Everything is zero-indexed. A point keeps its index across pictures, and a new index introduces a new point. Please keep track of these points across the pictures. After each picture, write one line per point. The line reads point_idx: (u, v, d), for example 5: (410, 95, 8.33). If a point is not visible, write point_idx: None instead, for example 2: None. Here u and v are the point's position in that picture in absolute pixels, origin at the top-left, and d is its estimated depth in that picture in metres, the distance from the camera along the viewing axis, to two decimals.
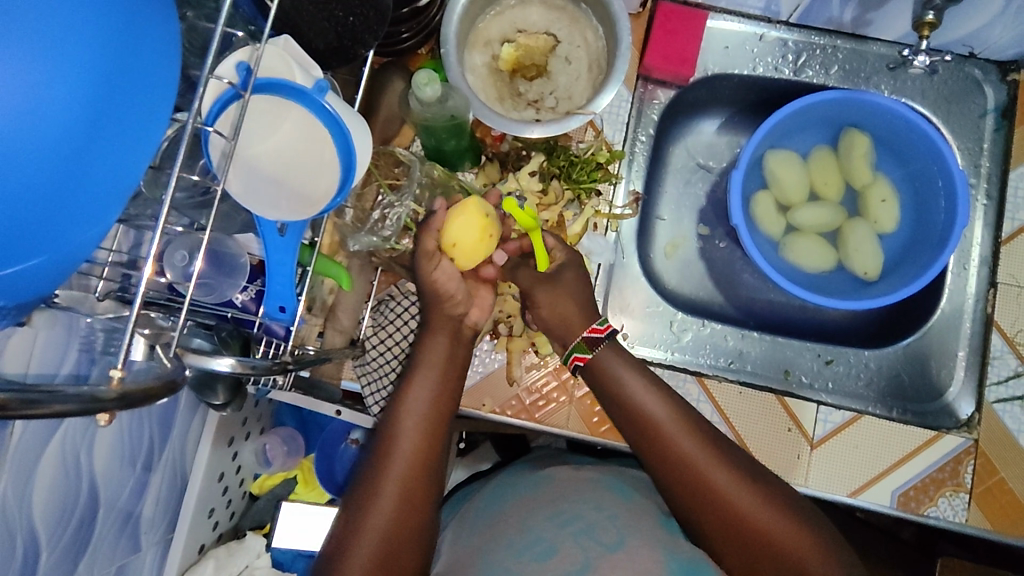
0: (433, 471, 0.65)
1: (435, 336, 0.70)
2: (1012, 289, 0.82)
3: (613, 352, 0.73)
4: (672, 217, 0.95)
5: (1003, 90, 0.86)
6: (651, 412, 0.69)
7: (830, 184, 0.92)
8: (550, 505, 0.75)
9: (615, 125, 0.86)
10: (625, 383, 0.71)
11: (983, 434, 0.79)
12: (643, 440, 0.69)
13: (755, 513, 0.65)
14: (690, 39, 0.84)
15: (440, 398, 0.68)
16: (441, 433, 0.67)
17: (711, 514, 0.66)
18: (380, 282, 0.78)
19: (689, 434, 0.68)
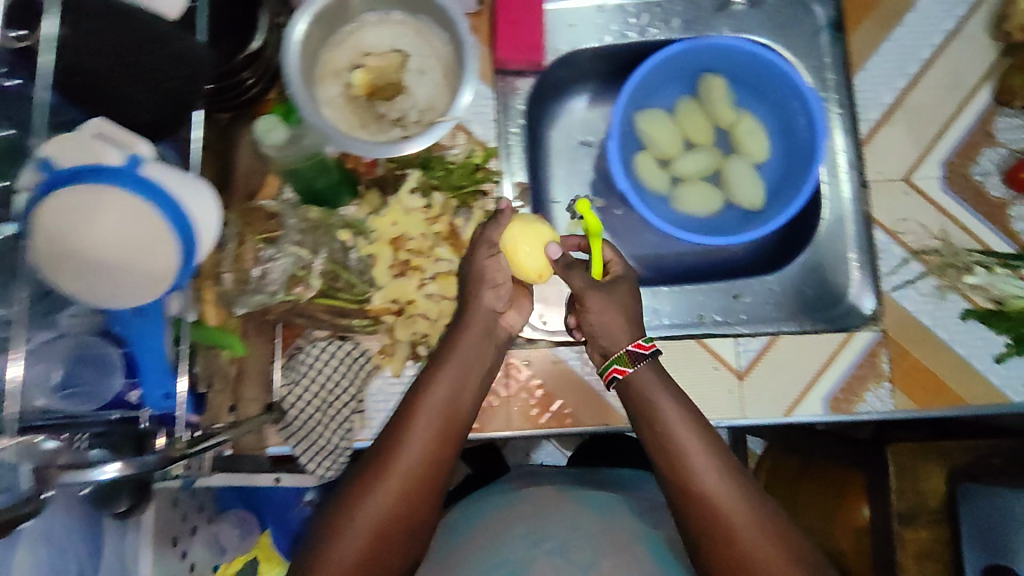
0: (423, 487, 0.66)
1: (467, 341, 0.73)
2: (883, 183, 0.86)
3: (652, 371, 0.74)
4: (566, 196, 0.98)
5: (829, 6, 0.91)
6: (667, 416, 0.71)
7: (700, 130, 0.97)
8: (525, 522, 0.86)
9: (484, 122, 0.86)
10: (656, 400, 0.72)
11: (888, 323, 0.84)
12: (649, 435, 0.72)
13: (728, 519, 0.66)
14: (534, 26, 0.86)
15: (452, 407, 0.70)
16: (443, 448, 0.68)
17: (688, 508, 0.68)
18: (283, 338, 0.77)
19: (696, 434, 0.70)
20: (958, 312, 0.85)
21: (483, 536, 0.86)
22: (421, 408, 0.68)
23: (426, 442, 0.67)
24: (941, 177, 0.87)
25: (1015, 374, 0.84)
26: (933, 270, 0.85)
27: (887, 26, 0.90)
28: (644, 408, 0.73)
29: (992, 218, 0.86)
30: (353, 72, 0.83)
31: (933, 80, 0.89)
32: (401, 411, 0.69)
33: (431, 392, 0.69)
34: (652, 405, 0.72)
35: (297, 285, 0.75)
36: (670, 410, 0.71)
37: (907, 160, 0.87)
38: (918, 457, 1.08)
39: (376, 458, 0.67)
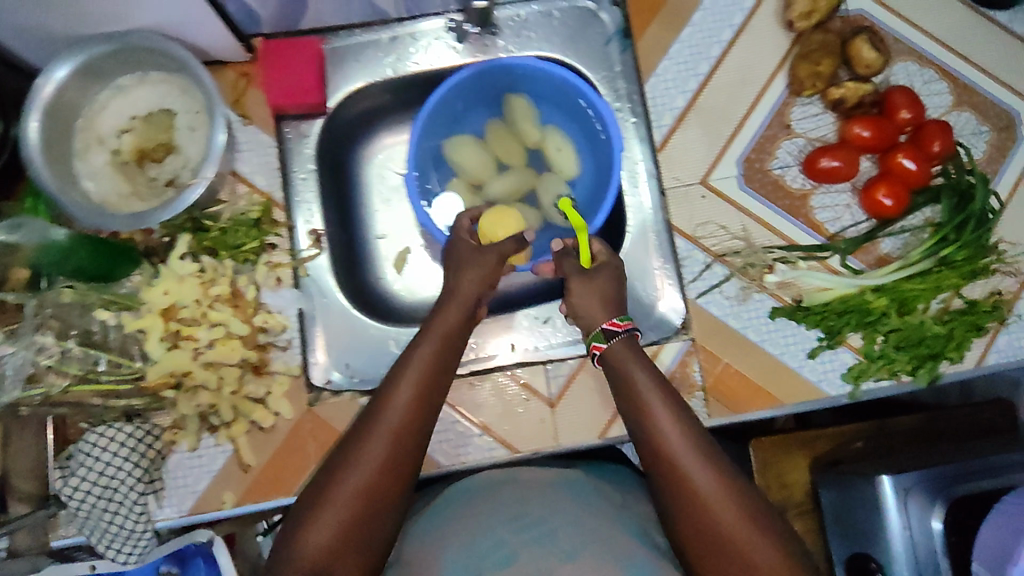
0: (404, 462, 0.62)
1: (432, 321, 0.71)
2: (679, 190, 0.86)
3: (628, 344, 0.71)
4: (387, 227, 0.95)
5: (616, 12, 0.89)
6: (638, 381, 0.68)
7: (510, 150, 0.95)
8: (514, 508, 0.69)
9: (267, 172, 0.85)
10: (630, 370, 0.69)
11: (696, 330, 0.84)
12: (625, 398, 0.68)
13: (698, 478, 0.61)
14: (305, 68, 0.84)
15: (430, 376, 0.66)
16: (424, 416, 0.64)
17: (658, 469, 0.63)
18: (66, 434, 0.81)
19: (659, 393, 0.66)
20: (766, 310, 0.84)
21: (468, 519, 0.69)
22: (404, 374, 0.66)
23: (406, 408, 0.63)
24: (739, 176, 0.86)
25: (828, 366, 0.84)
26: (736, 271, 0.84)
27: (673, 28, 0.89)
28: (622, 388, 0.69)
29: (794, 212, 0.85)
30: (120, 138, 0.81)
31: (724, 78, 0.88)
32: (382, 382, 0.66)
33: (409, 363, 0.67)
34: (628, 379, 0.68)
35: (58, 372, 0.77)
36: (645, 382, 0.67)
37: (703, 164, 0.86)
38: (780, 449, 1.08)
39: (350, 440, 0.62)
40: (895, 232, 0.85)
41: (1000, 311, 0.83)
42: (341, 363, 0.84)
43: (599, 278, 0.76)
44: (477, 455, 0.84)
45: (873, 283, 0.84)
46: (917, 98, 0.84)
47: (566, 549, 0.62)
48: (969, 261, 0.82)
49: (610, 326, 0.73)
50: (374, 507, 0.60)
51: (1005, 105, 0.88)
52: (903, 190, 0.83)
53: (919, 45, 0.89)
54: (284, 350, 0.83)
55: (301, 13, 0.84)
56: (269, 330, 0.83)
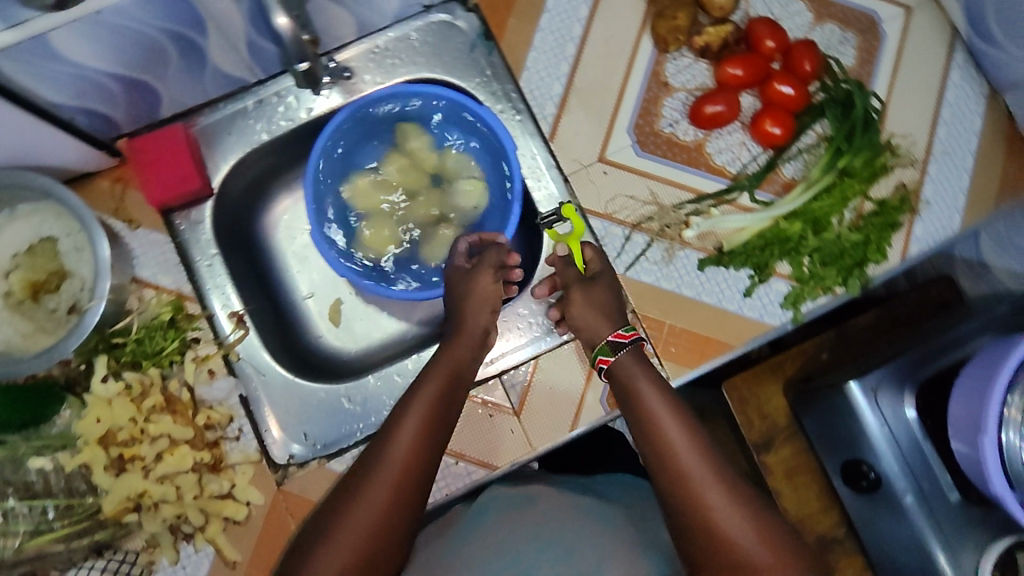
0: (406, 505, 0.61)
1: (454, 351, 0.75)
2: (581, 172, 0.87)
3: (632, 359, 0.73)
4: (308, 283, 0.93)
5: (473, 17, 0.90)
6: (645, 397, 0.69)
7: (410, 176, 0.93)
8: (530, 527, 0.68)
9: (170, 270, 0.82)
10: (638, 388, 0.70)
11: (636, 301, 0.84)
12: (635, 416, 0.69)
13: (709, 493, 0.61)
14: (177, 155, 0.81)
15: (443, 411, 0.69)
16: (431, 450, 0.65)
17: (674, 491, 0.63)
18: None
19: (667, 410, 0.67)
20: (694, 264, 0.85)
21: (494, 534, 0.68)
22: (415, 405, 0.68)
23: (419, 435, 0.65)
24: (633, 143, 0.87)
25: (766, 299, 0.84)
26: (655, 236, 0.85)
27: (531, 19, 0.90)
28: (632, 401, 0.70)
29: (693, 163, 0.87)
30: (8, 279, 0.77)
31: (593, 53, 0.89)
32: (392, 414, 0.68)
33: (424, 395, 0.69)
34: (635, 390, 0.70)
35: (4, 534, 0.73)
36: (651, 396, 0.69)
37: (596, 142, 0.87)
38: (755, 384, 1.06)
39: (355, 481, 0.62)
40: (792, 156, 0.87)
41: (909, 203, 0.85)
42: (298, 436, 0.79)
43: (595, 292, 0.78)
44: (457, 487, 0.80)
45: (784, 211, 0.85)
46: (778, 27, 0.86)
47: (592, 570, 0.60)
48: (867, 165, 0.84)
49: (616, 338, 0.74)
50: (390, 530, 0.60)
51: (864, 9, 0.91)
52: (786, 116, 0.85)
53: None
54: (237, 440, 0.78)
55: (161, 102, 0.82)
56: (216, 425, 0.78)
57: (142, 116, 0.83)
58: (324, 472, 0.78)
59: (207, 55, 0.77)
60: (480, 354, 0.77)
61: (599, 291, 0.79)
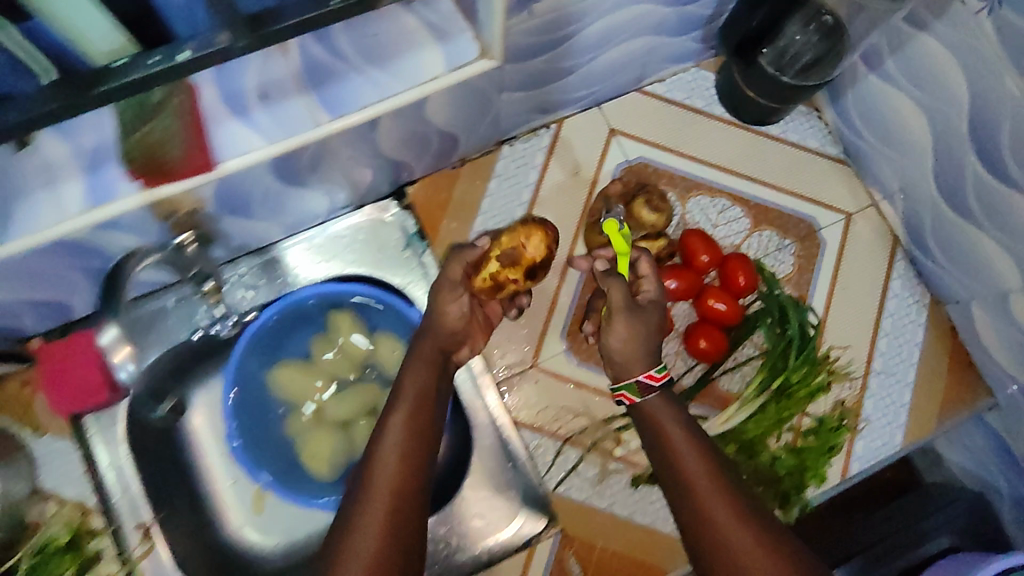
0: (408, 530, 0.60)
1: (408, 390, 0.70)
2: (510, 380, 0.84)
3: (663, 401, 0.71)
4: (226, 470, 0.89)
5: (407, 215, 0.89)
6: (674, 435, 0.68)
7: (342, 367, 0.92)
8: None
9: (77, 479, 0.80)
10: (666, 429, 0.69)
11: (564, 522, 0.81)
12: (650, 438, 0.70)
13: (714, 510, 0.61)
14: (88, 364, 0.77)
15: (411, 445, 0.65)
16: (417, 473, 0.63)
17: (686, 515, 0.63)
18: None
19: (679, 427, 0.69)
20: (627, 482, 0.82)
21: None
22: (394, 424, 0.67)
23: (395, 481, 0.62)
24: (565, 349, 0.85)
25: None
26: (588, 449, 0.82)
27: (466, 219, 0.89)
28: (662, 449, 0.68)
29: None
30: None
31: None
32: (364, 458, 0.65)
33: (388, 441, 0.65)
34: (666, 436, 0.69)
35: None
36: (683, 442, 0.67)
37: (527, 347, 0.85)
38: None
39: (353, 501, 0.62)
40: (730, 368, 0.85)
41: (848, 422, 0.83)
42: None
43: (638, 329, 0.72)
44: None
45: (718, 430, 0.82)
46: (713, 241, 0.85)
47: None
48: (804, 383, 0.82)
49: (646, 380, 0.71)
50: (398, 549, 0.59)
51: (805, 215, 0.89)
52: (720, 333, 0.83)
53: (703, 176, 0.90)
54: None
55: (75, 309, 0.80)
56: None
57: (58, 320, 0.81)
58: None
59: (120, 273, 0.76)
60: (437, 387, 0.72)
61: (645, 318, 0.73)
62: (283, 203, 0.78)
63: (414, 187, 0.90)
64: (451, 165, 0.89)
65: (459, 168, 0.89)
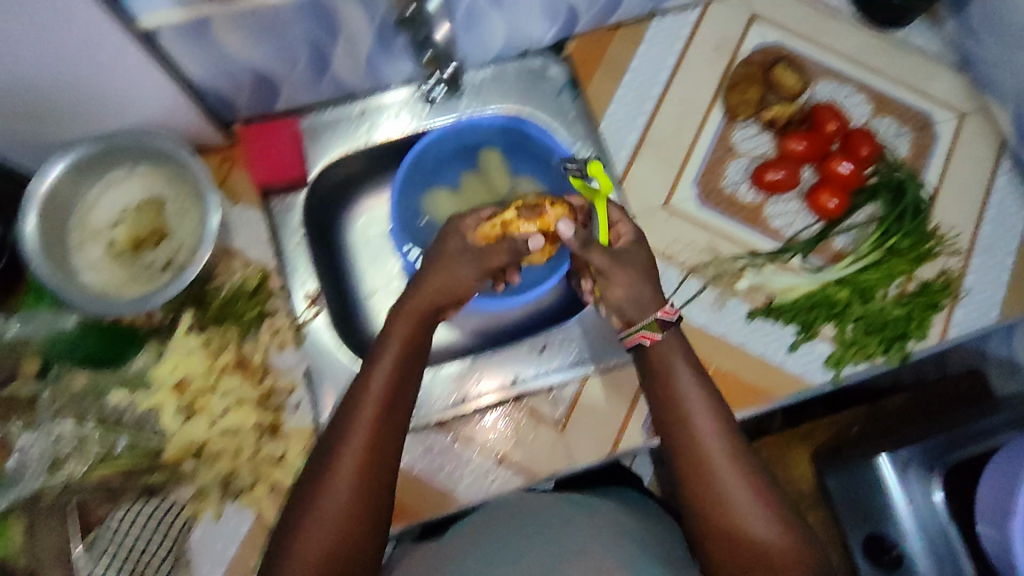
0: (380, 486, 0.63)
1: (388, 353, 0.69)
2: (645, 214, 0.93)
3: (676, 339, 0.73)
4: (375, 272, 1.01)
5: (564, 66, 0.99)
6: (681, 378, 0.71)
7: (485, 200, 1.01)
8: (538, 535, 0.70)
9: (259, 244, 0.88)
10: (677, 374, 0.71)
11: (684, 340, 0.88)
12: (657, 397, 0.71)
13: (721, 467, 0.66)
14: (288, 146, 0.90)
15: (392, 408, 0.66)
16: (394, 427, 0.66)
17: (685, 478, 0.67)
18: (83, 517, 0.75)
19: (696, 396, 0.70)
20: (743, 313, 0.90)
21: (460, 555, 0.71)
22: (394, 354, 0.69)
23: (373, 426, 0.65)
24: (695, 195, 0.94)
25: (809, 358, 0.89)
26: (709, 281, 0.90)
27: (614, 76, 0.97)
28: (671, 399, 0.70)
29: (751, 222, 0.93)
30: (113, 230, 0.84)
31: (669, 112, 0.96)
32: (345, 406, 0.66)
33: (372, 390, 0.66)
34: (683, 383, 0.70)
35: (65, 462, 0.73)
36: (693, 395, 0.70)
37: (663, 188, 0.94)
38: (785, 444, 1.16)
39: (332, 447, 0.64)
40: (845, 229, 0.93)
41: (951, 288, 0.90)
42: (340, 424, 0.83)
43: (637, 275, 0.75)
44: (494, 488, 0.85)
45: (834, 276, 0.90)
46: (841, 113, 0.94)
47: (573, 544, 0.67)
48: (914, 247, 0.90)
49: (663, 316, 0.73)
50: (371, 493, 0.63)
51: (921, 110, 0.99)
52: (843, 192, 0.92)
53: (833, 64, 0.99)
54: (296, 410, 0.82)
55: (280, 96, 0.90)
56: (279, 392, 0.82)
57: (257, 107, 0.91)
58: None
59: (331, 62, 0.86)
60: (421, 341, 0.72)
61: (634, 259, 0.77)
62: (472, 23, 0.88)
63: (576, 41, 0.99)
64: (608, 27, 0.99)
65: (614, 31, 0.99)
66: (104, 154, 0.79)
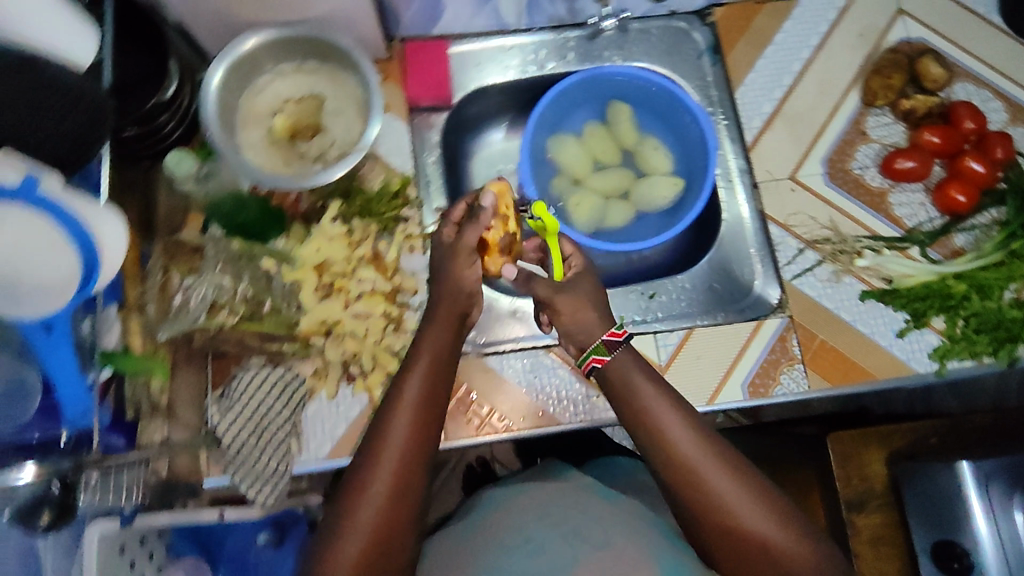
0: (409, 504, 0.63)
1: (413, 384, 0.66)
2: (771, 183, 0.94)
3: (628, 356, 0.73)
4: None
5: (707, 31, 1.02)
6: (647, 397, 0.70)
7: (607, 151, 1.03)
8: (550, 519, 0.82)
9: (401, 154, 0.93)
10: (638, 390, 0.71)
11: (794, 308, 0.90)
12: (649, 443, 0.69)
13: (716, 484, 0.67)
14: (440, 62, 0.95)
15: (417, 445, 0.64)
16: (425, 446, 0.65)
17: (700, 522, 0.68)
18: (215, 369, 0.81)
19: (687, 438, 0.68)
20: (856, 293, 0.90)
21: (491, 528, 0.84)
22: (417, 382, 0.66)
23: (404, 448, 0.63)
24: (823, 172, 0.95)
25: (916, 346, 0.89)
26: (827, 257, 0.91)
27: (759, 46, 1.00)
28: (646, 421, 0.70)
29: (875, 207, 0.94)
30: (274, 117, 0.88)
31: (805, 89, 0.98)
32: (367, 445, 0.65)
33: (394, 430, 0.64)
34: (647, 406, 0.70)
35: (220, 311, 0.76)
36: (677, 425, 0.69)
37: (792, 160, 0.95)
38: (861, 445, 1.12)
39: (353, 482, 0.63)
40: (966, 228, 0.94)
41: None
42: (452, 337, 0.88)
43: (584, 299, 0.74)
44: (591, 418, 0.87)
45: (954, 270, 0.91)
46: (980, 112, 0.94)
47: (599, 541, 0.78)
48: None
49: (611, 337, 0.73)
50: (404, 513, 0.63)
51: None
52: (976, 189, 0.91)
53: (976, 67, 1.00)
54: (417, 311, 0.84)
55: (442, 16, 0.95)
56: (404, 292, 0.85)
57: (417, 26, 0.96)
58: (482, 364, 0.88)
59: None
60: (444, 379, 0.68)
61: (584, 284, 0.76)
62: None
63: (721, 9, 1.01)
64: (755, 1, 1.02)
65: (761, 5, 1.01)
66: (288, 40, 0.84)
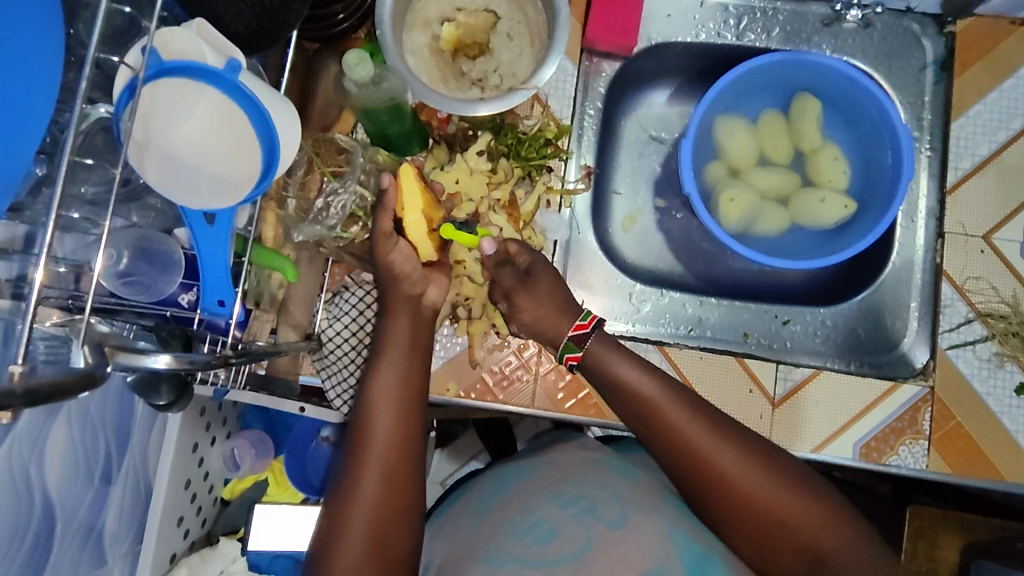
0: (406, 478, 0.63)
1: (393, 361, 0.66)
2: (959, 237, 0.83)
3: (604, 340, 0.73)
4: (634, 168, 0.95)
5: (940, 42, 0.86)
6: (631, 375, 0.70)
7: (779, 147, 0.90)
8: (551, 485, 0.73)
9: (561, 99, 0.86)
10: (617, 365, 0.71)
11: (938, 380, 0.81)
12: (656, 439, 0.68)
13: (720, 455, 0.65)
14: (631, 8, 0.83)
15: (406, 424, 0.65)
16: (412, 421, 0.65)
17: (726, 512, 0.65)
18: (334, 273, 0.80)
19: (700, 426, 0.67)
20: (1013, 384, 0.80)
21: (517, 499, 0.73)
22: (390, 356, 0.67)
23: (394, 429, 0.64)
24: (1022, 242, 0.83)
25: None
26: (995, 335, 0.80)
27: (998, 76, 0.85)
28: (630, 397, 0.69)
29: None
30: (443, 25, 0.80)
31: None
32: (354, 429, 0.64)
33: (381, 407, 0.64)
34: (628, 380, 0.70)
35: (354, 223, 0.75)
36: (655, 391, 0.69)
37: (990, 218, 0.83)
38: (939, 523, 1.01)
39: (344, 472, 0.62)
40: None
41: None
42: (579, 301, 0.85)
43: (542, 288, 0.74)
44: None
45: None
46: None
47: (614, 519, 0.68)
48: None
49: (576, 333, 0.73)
50: (404, 494, 0.62)
51: None
52: None
53: None
54: None
55: None
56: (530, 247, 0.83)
57: None
58: None
59: None
60: (424, 364, 0.69)
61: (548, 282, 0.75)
62: None
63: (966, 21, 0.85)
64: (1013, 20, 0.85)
65: (1016, 27, 0.85)
66: None
